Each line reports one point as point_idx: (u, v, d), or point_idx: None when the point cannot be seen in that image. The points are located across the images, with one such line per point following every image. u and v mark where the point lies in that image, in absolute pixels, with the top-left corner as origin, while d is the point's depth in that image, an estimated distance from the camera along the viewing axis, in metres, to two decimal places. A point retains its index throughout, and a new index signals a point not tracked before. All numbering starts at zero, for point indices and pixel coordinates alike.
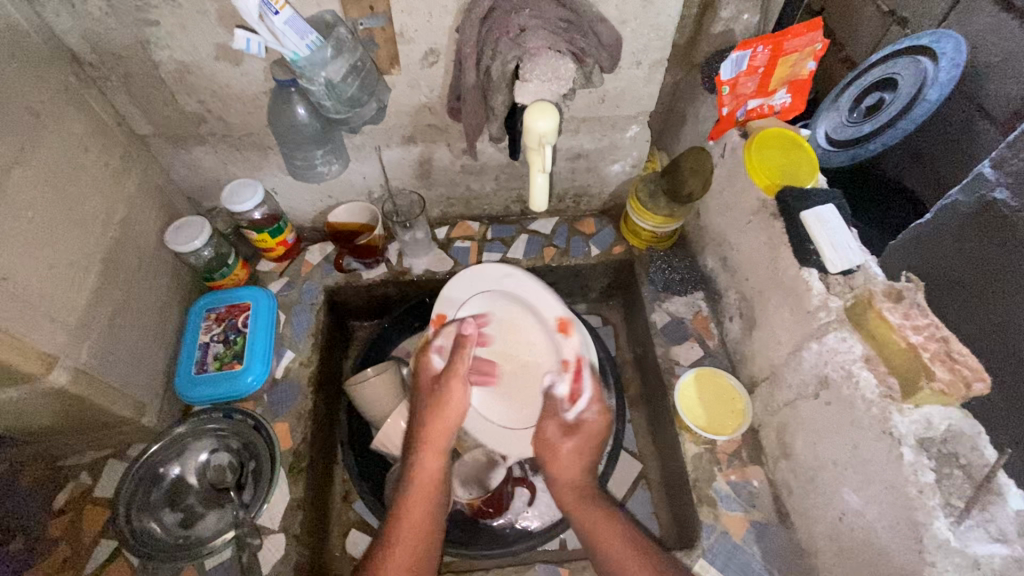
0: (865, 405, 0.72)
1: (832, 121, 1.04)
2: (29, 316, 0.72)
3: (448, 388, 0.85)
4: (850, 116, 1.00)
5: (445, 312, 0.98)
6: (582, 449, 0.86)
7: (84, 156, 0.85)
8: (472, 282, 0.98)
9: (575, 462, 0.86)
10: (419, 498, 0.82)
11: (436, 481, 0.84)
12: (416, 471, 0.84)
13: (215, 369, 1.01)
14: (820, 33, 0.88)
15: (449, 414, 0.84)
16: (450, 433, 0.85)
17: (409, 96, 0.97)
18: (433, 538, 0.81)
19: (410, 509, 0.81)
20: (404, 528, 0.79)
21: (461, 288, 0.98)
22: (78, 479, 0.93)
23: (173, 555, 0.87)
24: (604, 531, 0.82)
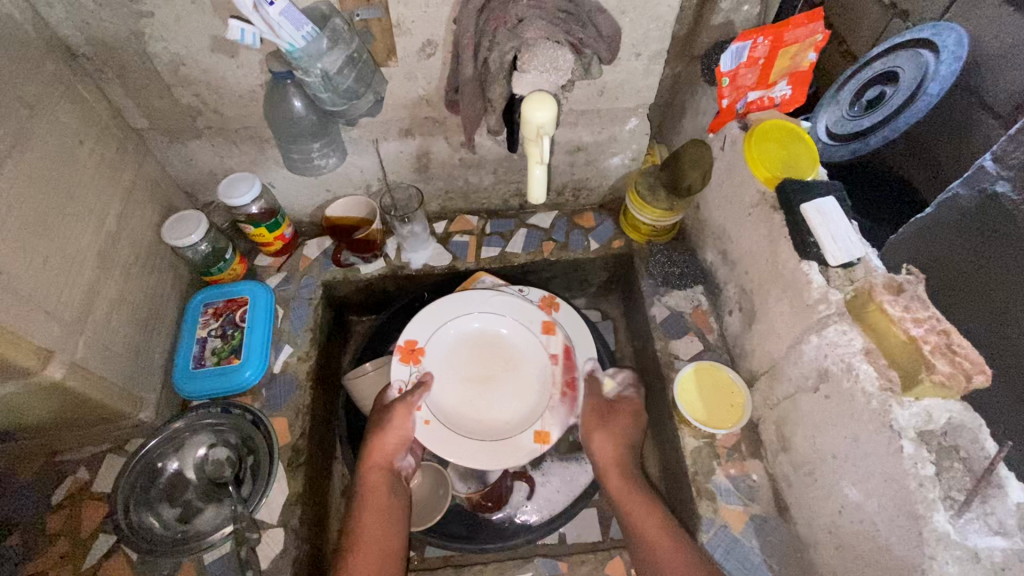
0: (865, 398, 0.71)
1: (833, 115, 1.04)
2: (25, 311, 0.72)
3: (393, 412, 0.93)
4: (851, 110, 1.00)
5: (416, 338, 1.01)
6: (626, 431, 0.95)
7: (79, 149, 0.85)
8: (438, 314, 1.04)
9: (618, 446, 0.92)
10: (371, 508, 0.85)
11: (384, 490, 0.88)
12: (362, 486, 0.88)
13: (212, 364, 1.01)
14: (821, 23, 0.87)
15: (390, 432, 0.91)
16: (396, 448, 0.91)
17: (407, 88, 0.96)
18: (392, 545, 0.83)
19: (362, 522, 0.84)
20: (358, 539, 0.82)
21: (429, 315, 1.04)
22: (76, 474, 0.93)
23: (172, 549, 0.87)
24: (643, 514, 0.84)
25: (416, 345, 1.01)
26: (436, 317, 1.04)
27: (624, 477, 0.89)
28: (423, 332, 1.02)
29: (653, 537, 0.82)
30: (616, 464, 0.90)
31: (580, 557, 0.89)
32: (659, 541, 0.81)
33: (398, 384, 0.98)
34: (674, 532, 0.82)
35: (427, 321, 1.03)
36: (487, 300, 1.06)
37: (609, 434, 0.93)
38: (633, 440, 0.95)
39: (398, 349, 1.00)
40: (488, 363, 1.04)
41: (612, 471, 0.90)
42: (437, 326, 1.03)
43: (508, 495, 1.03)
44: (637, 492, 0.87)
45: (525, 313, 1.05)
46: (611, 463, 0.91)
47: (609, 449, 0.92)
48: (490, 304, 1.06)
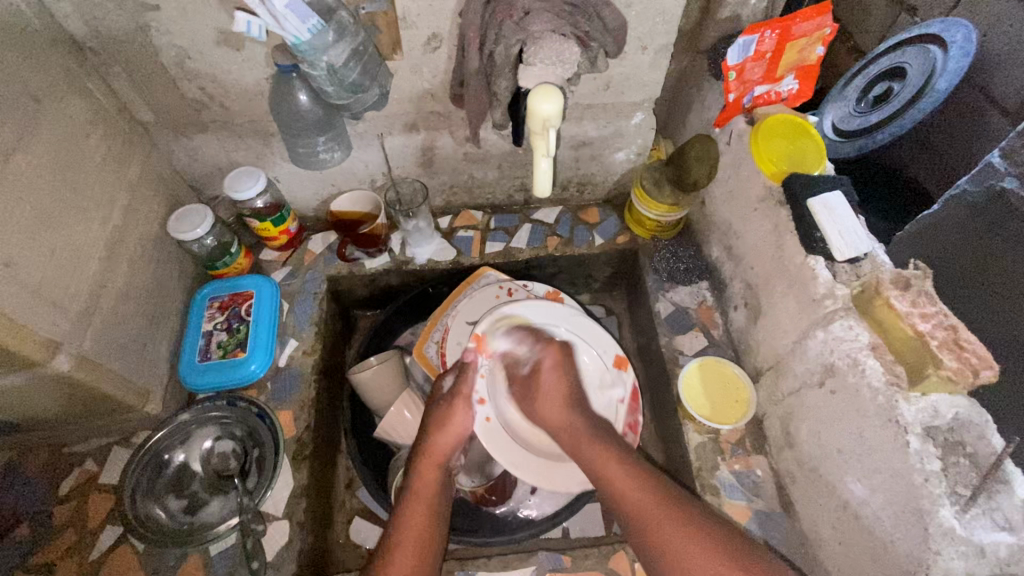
0: (871, 393, 0.71)
1: (840, 112, 1.03)
2: (32, 302, 0.72)
3: (450, 407, 0.91)
4: (859, 106, 0.99)
5: (490, 332, 0.98)
6: (556, 393, 0.90)
7: (86, 143, 0.85)
8: (521, 311, 1.00)
9: (557, 405, 0.89)
10: (420, 505, 0.82)
11: (437, 489, 0.84)
12: (417, 481, 0.85)
13: (218, 357, 1.01)
14: (829, 17, 0.87)
15: (449, 428, 0.89)
16: (450, 447, 0.88)
17: (412, 82, 0.96)
18: (433, 546, 0.78)
19: (410, 516, 0.80)
20: (404, 533, 0.78)
21: (510, 313, 0.99)
22: (84, 465, 0.93)
23: (178, 541, 0.88)
24: (612, 472, 0.80)
25: (490, 336, 0.98)
26: (515, 316, 1.00)
27: (585, 433, 0.86)
28: (498, 326, 0.99)
29: (624, 493, 0.78)
30: (570, 428, 0.88)
31: (585, 551, 0.89)
32: (644, 508, 0.76)
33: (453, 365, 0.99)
34: (671, 502, 0.76)
35: (503, 315, 1.00)
36: (572, 318, 1.02)
37: (543, 408, 0.90)
38: (571, 388, 0.92)
39: (473, 337, 0.96)
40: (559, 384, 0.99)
41: (569, 435, 0.87)
42: (510, 323, 0.99)
43: (510, 490, 1.02)
44: (590, 434, 0.86)
45: (604, 339, 1.01)
46: (564, 429, 0.88)
47: (559, 417, 0.89)
48: (570, 322, 1.01)
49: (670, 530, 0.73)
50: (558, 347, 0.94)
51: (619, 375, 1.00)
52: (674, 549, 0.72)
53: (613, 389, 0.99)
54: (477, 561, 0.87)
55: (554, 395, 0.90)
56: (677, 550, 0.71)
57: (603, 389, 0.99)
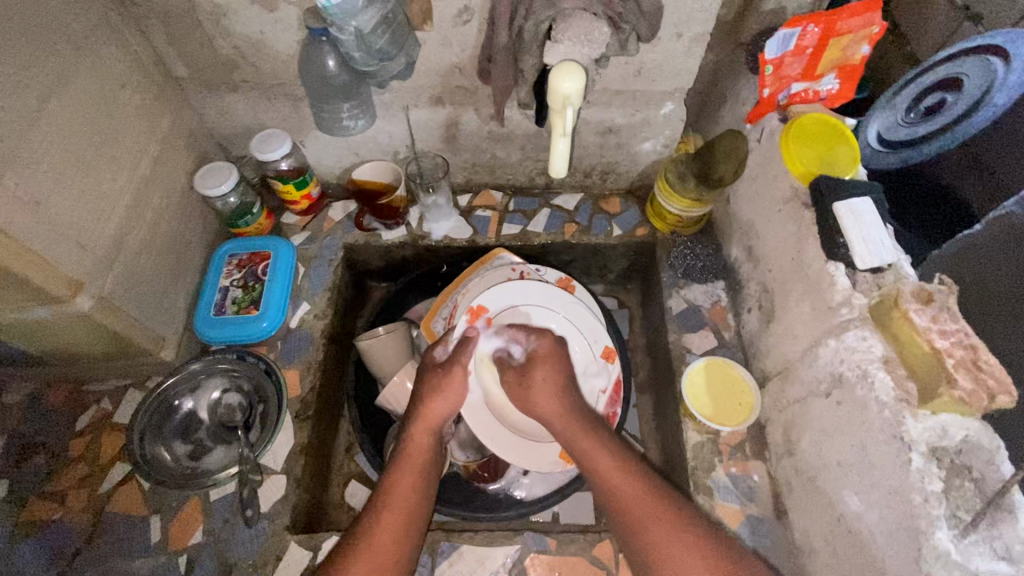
0: (878, 407, 0.69)
1: (887, 120, 0.95)
2: (59, 241, 0.75)
3: (452, 370, 0.90)
4: (907, 117, 0.92)
5: (487, 306, 1.01)
6: (549, 377, 0.89)
7: (120, 93, 0.87)
8: (519, 293, 1.04)
9: (551, 395, 0.88)
10: (408, 470, 0.82)
11: (426, 453, 0.85)
12: (408, 445, 0.85)
13: (232, 313, 1.04)
14: (878, 14, 0.83)
15: (444, 394, 0.88)
16: (444, 411, 0.88)
17: (440, 54, 0.96)
18: (419, 511, 0.79)
19: (396, 482, 0.81)
20: (390, 498, 0.79)
21: (509, 293, 1.04)
22: (100, 404, 0.98)
23: (181, 483, 0.91)
24: (609, 471, 0.79)
25: (485, 313, 1.01)
26: (511, 295, 1.04)
27: (575, 428, 0.84)
28: (496, 302, 1.03)
29: (620, 491, 0.77)
30: (569, 420, 0.85)
31: (570, 536, 0.88)
32: (634, 498, 0.75)
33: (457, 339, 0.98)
34: (668, 503, 0.75)
35: (502, 293, 1.03)
36: (566, 305, 1.05)
37: (538, 397, 0.89)
38: (565, 377, 0.90)
39: (470, 310, 1.00)
40: None
41: (568, 425, 0.85)
42: (507, 302, 1.03)
43: (503, 468, 1.03)
44: (580, 429, 0.84)
45: (595, 332, 1.05)
46: (562, 424, 0.86)
47: (554, 409, 0.87)
48: (564, 310, 1.05)
49: (653, 521, 0.73)
50: (551, 338, 0.93)
51: (605, 366, 1.05)
52: (660, 548, 0.72)
53: (594, 379, 1.05)
54: (463, 535, 0.88)
55: (547, 387, 0.89)
56: (662, 545, 0.72)
57: (588, 380, 1.05)
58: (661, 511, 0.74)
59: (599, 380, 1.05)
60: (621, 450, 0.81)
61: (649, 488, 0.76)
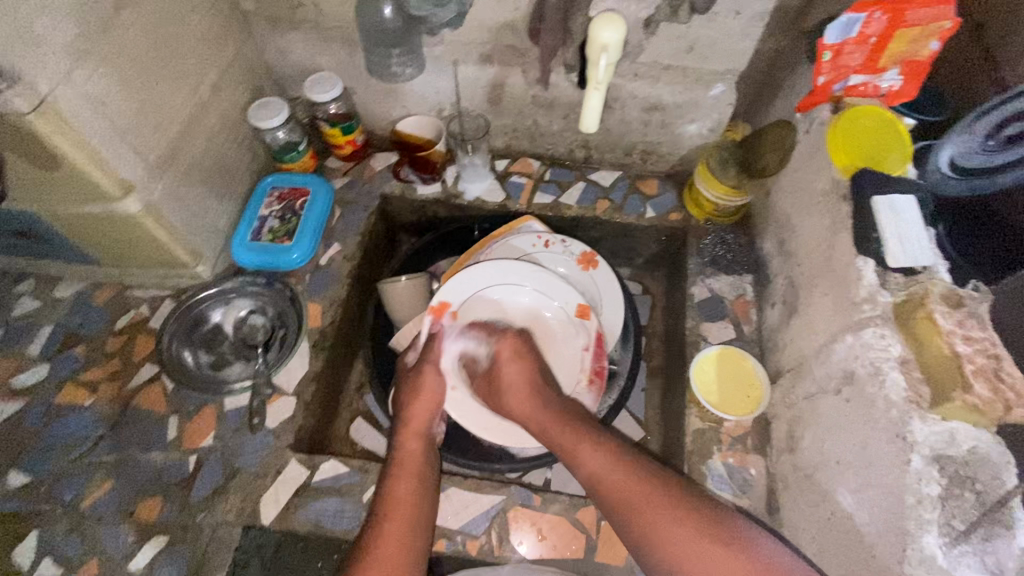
0: (885, 406, 0.67)
1: (962, 143, 0.68)
2: (118, 143, 0.80)
3: (421, 378, 0.96)
4: (989, 140, 0.65)
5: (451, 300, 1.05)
6: (519, 374, 0.94)
7: (190, 15, 0.92)
8: (481, 279, 1.06)
9: (521, 395, 0.92)
10: (404, 476, 0.83)
11: (420, 456, 0.87)
12: (399, 453, 0.87)
13: (267, 240, 1.09)
14: (953, 6, 0.76)
15: (424, 399, 0.94)
16: (426, 416, 0.93)
17: (494, 10, 0.97)
18: (423, 513, 0.80)
19: (395, 487, 0.81)
20: (391, 504, 0.79)
21: (470, 282, 1.05)
22: (138, 308, 1.05)
23: (201, 388, 0.97)
24: (585, 456, 0.81)
25: (449, 308, 1.05)
26: (472, 284, 1.06)
27: (554, 421, 0.87)
28: (457, 295, 1.05)
29: (601, 472, 0.78)
30: (538, 417, 0.89)
31: (556, 496, 0.89)
32: (624, 487, 0.76)
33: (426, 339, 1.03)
34: (660, 487, 0.75)
35: (465, 284, 1.05)
36: (533, 275, 1.06)
37: (508, 398, 0.92)
38: (533, 374, 0.94)
39: (431, 308, 1.04)
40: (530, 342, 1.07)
41: (538, 422, 0.89)
42: (472, 292, 1.06)
43: None
44: (559, 427, 0.86)
45: (565, 294, 1.05)
46: (532, 421, 0.90)
47: (524, 405, 0.91)
48: (534, 282, 1.06)
49: (653, 510, 0.72)
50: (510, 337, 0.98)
51: (582, 325, 1.04)
52: (673, 542, 0.70)
53: (575, 339, 1.05)
54: (452, 477, 0.91)
55: (518, 387, 0.93)
56: (668, 535, 0.70)
57: (568, 341, 1.06)
58: (666, 504, 0.73)
59: (580, 339, 1.05)
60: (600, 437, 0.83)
61: (639, 475, 0.77)
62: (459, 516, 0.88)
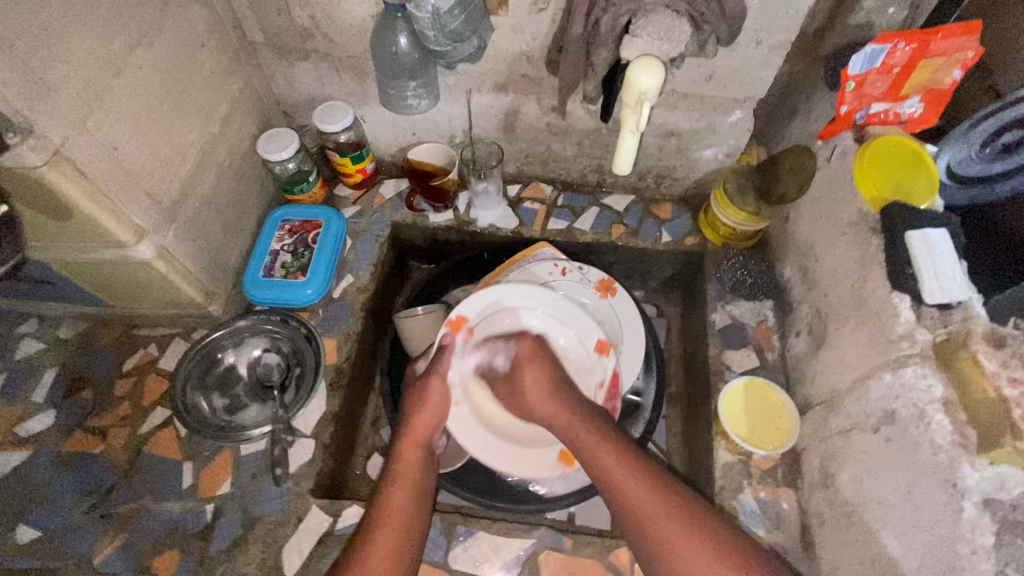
0: (931, 449, 0.66)
1: (958, 154, 0.83)
2: (132, 187, 0.78)
3: (429, 384, 0.92)
4: (982, 151, 0.80)
5: (468, 314, 0.98)
6: (539, 380, 0.90)
7: (200, 50, 0.90)
8: (497, 297, 1.00)
9: (542, 394, 0.89)
10: (400, 486, 0.81)
11: (418, 466, 0.85)
12: (399, 461, 0.85)
13: (280, 276, 1.07)
14: (976, 37, 0.77)
15: (430, 407, 0.90)
16: (430, 424, 0.89)
17: (511, 41, 0.95)
18: (416, 523, 0.79)
19: (390, 496, 0.80)
20: (384, 514, 0.78)
21: (489, 296, 0.99)
22: (147, 349, 1.02)
23: (215, 434, 0.94)
24: (602, 458, 0.80)
25: (466, 322, 0.98)
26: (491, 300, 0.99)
27: (573, 423, 0.85)
28: (475, 309, 0.99)
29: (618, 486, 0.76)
30: (561, 414, 0.87)
31: (588, 538, 0.87)
32: (636, 500, 0.74)
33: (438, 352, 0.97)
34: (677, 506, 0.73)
35: (482, 300, 0.99)
36: (552, 300, 1.00)
37: (529, 399, 0.90)
38: (554, 377, 0.91)
39: (448, 320, 0.97)
40: None
41: (559, 416, 0.87)
42: (488, 309, 0.99)
43: None
44: (579, 427, 0.84)
45: (585, 325, 1.00)
46: (554, 416, 0.87)
47: (547, 408, 0.88)
48: (552, 307, 1.00)
49: (661, 523, 0.72)
50: (532, 340, 0.95)
51: (599, 360, 0.99)
52: (673, 546, 0.70)
53: (590, 373, 0.99)
54: (481, 521, 0.89)
55: (539, 389, 0.90)
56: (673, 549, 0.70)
57: (583, 374, 1.00)
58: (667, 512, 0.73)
59: (594, 375, 0.99)
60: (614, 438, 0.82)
61: (650, 479, 0.76)
62: (490, 562, 0.85)
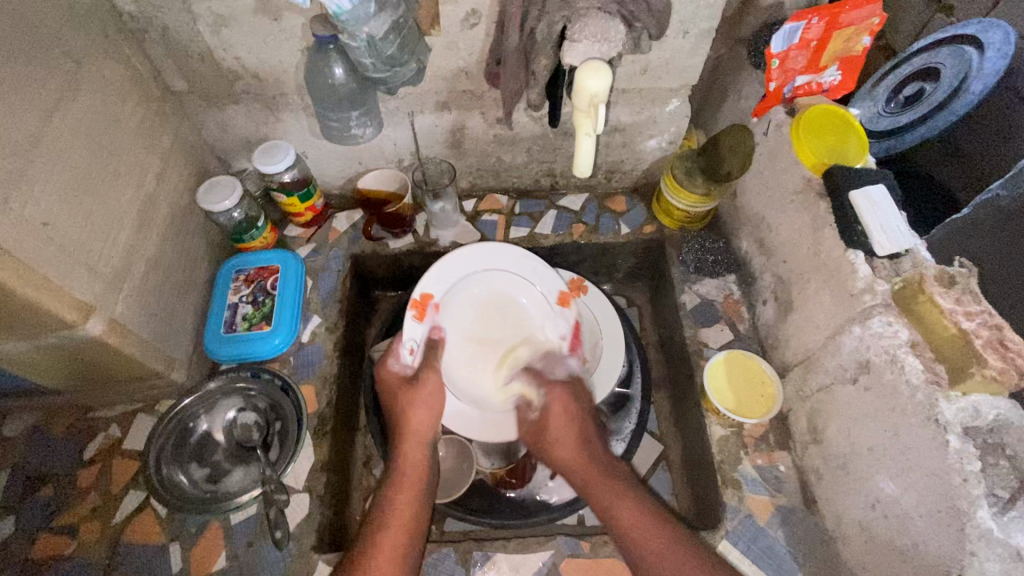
0: (909, 390, 0.70)
1: (867, 110, 0.94)
2: (68, 263, 0.72)
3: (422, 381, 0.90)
4: (888, 106, 0.90)
5: (433, 292, 0.96)
6: (568, 432, 0.90)
7: (122, 108, 0.85)
8: (457, 266, 0.99)
9: (572, 443, 0.89)
10: (404, 487, 0.81)
11: (421, 468, 0.84)
12: (402, 459, 0.84)
13: (243, 330, 1.02)
14: (879, 5, 0.84)
15: (427, 406, 0.88)
16: (429, 421, 0.88)
17: (448, 59, 0.95)
18: (420, 523, 0.78)
19: (397, 497, 0.80)
20: (391, 514, 0.77)
21: (450, 267, 0.98)
22: (108, 431, 0.95)
23: (200, 508, 0.89)
24: (621, 507, 0.80)
25: (432, 300, 0.96)
26: (453, 272, 0.98)
27: (594, 472, 0.86)
28: (439, 286, 0.97)
29: (630, 522, 0.78)
30: (583, 463, 0.87)
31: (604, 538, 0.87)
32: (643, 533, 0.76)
33: (409, 343, 0.93)
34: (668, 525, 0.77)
35: (445, 273, 0.98)
36: (515, 259, 1.01)
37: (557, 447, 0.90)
38: (585, 427, 0.91)
39: (413, 303, 0.94)
40: (497, 325, 1.01)
41: (585, 469, 0.87)
42: (452, 282, 0.98)
43: (530, 472, 1.03)
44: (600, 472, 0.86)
45: (543, 278, 1.01)
46: (580, 467, 0.87)
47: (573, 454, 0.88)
48: (516, 268, 1.02)
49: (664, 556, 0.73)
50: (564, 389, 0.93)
51: (561, 312, 1.01)
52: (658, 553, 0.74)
53: (552, 326, 1.01)
54: (495, 543, 0.87)
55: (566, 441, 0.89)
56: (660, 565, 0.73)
57: (546, 326, 1.01)
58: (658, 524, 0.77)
59: (557, 328, 1.01)
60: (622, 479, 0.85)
61: (649, 510, 0.79)
62: None
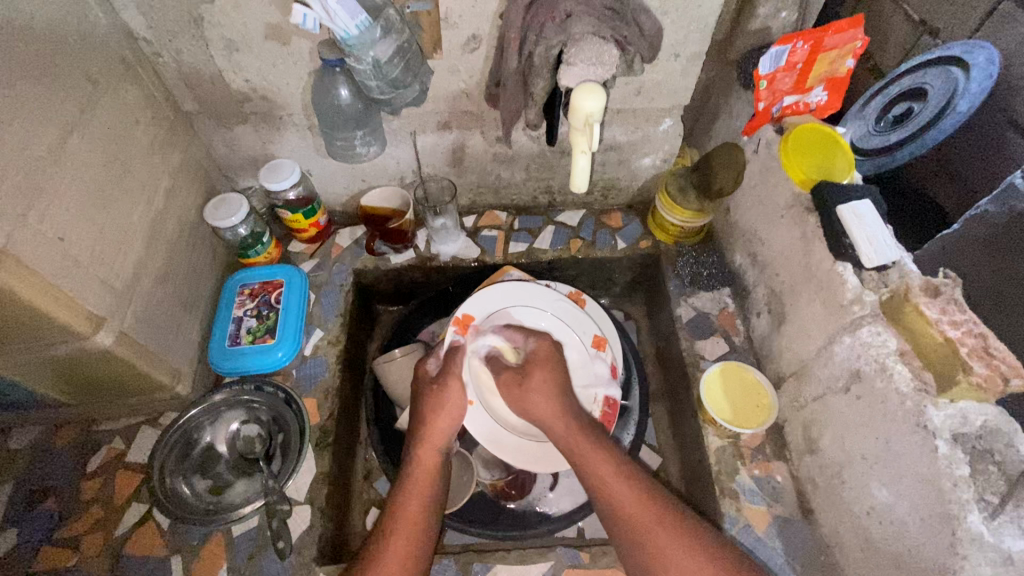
0: (899, 398, 0.72)
1: (862, 128, 0.97)
2: (79, 275, 0.74)
3: (447, 382, 0.93)
4: (878, 125, 0.94)
5: (473, 314, 1.04)
6: (550, 379, 0.92)
7: (135, 128, 0.88)
8: (505, 296, 1.06)
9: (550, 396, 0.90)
10: (416, 490, 0.82)
11: (434, 474, 0.85)
12: (415, 465, 0.85)
13: (247, 343, 1.04)
14: (862, 30, 0.86)
15: (446, 410, 0.90)
16: (448, 428, 0.89)
17: (449, 81, 0.99)
18: (427, 526, 0.79)
19: (407, 502, 0.81)
20: (401, 516, 0.79)
21: (495, 299, 1.06)
22: (112, 444, 0.96)
23: (203, 519, 0.90)
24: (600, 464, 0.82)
25: (472, 321, 1.03)
26: (494, 303, 1.05)
27: (574, 432, 0.86)
28: (480, 310, 1.05)
29: (610, 482, 0.79)
30: (564, 417, 0.88)
31: (603, 548, 0.88)
32: (630, 504, 0.77)
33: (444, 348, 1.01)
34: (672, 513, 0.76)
35: (487, 300, 1.05)
36: (554, 303, 1.07)
37: (533, 397, 0.91)
38: (561, 379, 0.93)
39: (455, 320, 1.03)
40: None
41: (562, 421, 0.88)
42: (493, 310, 1.05)
43: (529, 484, 1.05)
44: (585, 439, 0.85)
45: (570, 314, 1.07)
46: (558, 420, 0.89)
47: (548, 408, 0.90)
48: (550, 308, 1.07)
49: (666, 539, 0.73)
50: (547, 341, 0.98)
51: (597, 355, 1.06)
52: (657, 543, 0.73)
53: (591, 370, 1.05)
54: (496, 555, 0.88)
55: (549, 392, 0.91)
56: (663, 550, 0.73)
57: (585, 371, 1.05)
58: (651, 504, 0.77)
59: (594, 371, 1.05)
60: (607, 445, 0.84)
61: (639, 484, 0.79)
62: None
